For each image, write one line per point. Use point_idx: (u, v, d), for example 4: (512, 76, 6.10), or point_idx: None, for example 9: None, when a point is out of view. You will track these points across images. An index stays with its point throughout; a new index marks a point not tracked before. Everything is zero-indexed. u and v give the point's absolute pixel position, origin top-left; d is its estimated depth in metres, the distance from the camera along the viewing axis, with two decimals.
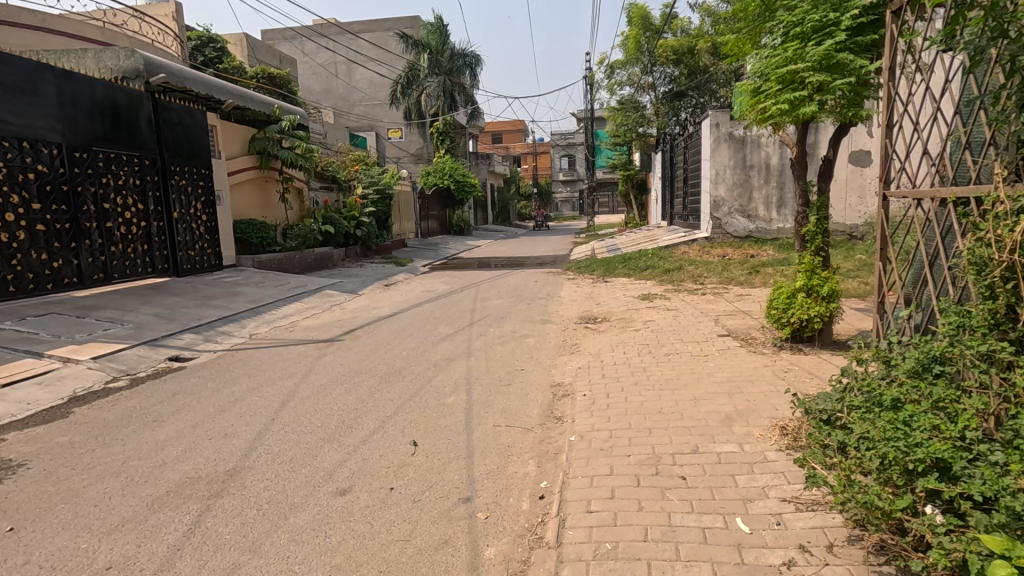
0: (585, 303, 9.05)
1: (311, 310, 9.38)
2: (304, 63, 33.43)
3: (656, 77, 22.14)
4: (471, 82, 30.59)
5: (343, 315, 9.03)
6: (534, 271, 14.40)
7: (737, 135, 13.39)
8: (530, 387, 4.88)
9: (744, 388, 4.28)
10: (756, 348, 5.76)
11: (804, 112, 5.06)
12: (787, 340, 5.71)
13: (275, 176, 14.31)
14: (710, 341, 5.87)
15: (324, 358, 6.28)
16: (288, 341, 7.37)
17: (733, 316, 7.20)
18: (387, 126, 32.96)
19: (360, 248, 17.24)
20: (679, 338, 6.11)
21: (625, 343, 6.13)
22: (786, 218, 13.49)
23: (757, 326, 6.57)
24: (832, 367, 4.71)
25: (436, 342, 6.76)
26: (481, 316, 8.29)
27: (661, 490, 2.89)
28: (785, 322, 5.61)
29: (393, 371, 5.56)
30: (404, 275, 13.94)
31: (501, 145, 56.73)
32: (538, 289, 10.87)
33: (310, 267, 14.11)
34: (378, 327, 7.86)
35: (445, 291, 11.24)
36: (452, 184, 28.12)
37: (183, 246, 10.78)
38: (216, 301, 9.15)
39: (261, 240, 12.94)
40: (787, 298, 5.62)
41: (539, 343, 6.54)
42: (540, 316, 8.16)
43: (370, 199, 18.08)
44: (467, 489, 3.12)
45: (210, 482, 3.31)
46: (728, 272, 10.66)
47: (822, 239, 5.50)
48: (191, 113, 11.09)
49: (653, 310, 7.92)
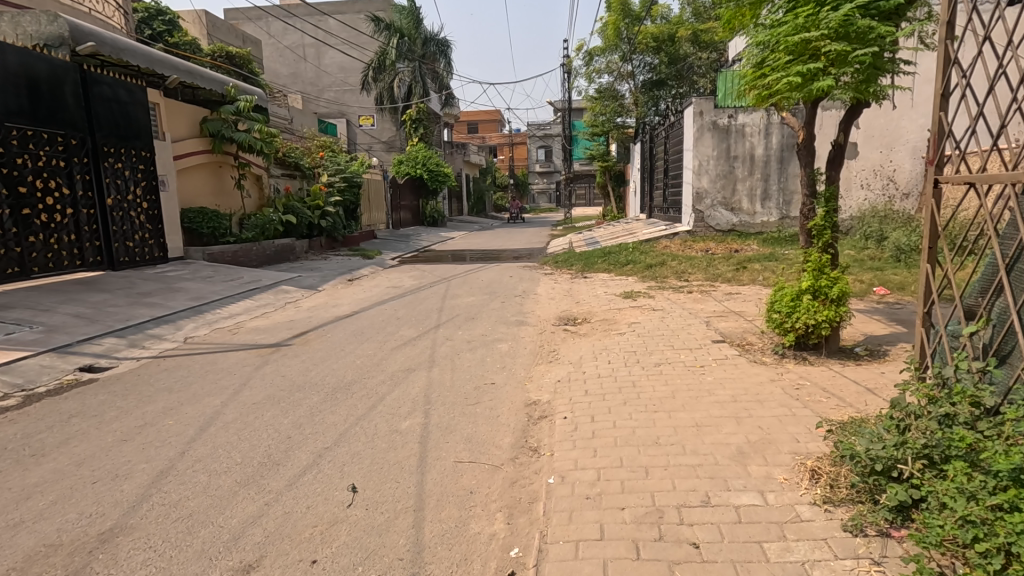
0: (563, 302, 8.33)
1: (262, 309, 8.46)
2: (269, 45, 32.00)
3: (636, 65, 21.48)
4: (446, 70, 29.51)
5: (297, 314, 8.14)
6: (510, 265, 13.66)
7: (720, 124, 12.80)
8: (501, 408, 4.13)
9: (753, 412, 3.60)
10: (756, 356, 5.13)
11: (818, 86, 4.38)
12: (791, 348, 5.09)
13: (230, 161, 13.19)
14: (705, 348, 5.23)
15: (266, 368, 5.43)
16: (228, 345, 6.49)
17: (725, 318, 6.57)
18: (358, 112, 31.72)
19: (325, 240, 16.24)
20: (670, 344, 5.43)
21: (610, 349, 5.43)
22: (771, 211, 12.97)
23: (753, 331, 5.94)
24: (848, 384, 4.10)
25: (396, 349, 5.95)
26: (450, 316, 7.51)
27: (667, 567, 2.19)
28: (789, 327, 5.00)
29: (342, 386, 4.75)
30: (370, 269, 13.06)
31: (477, 135, 55.63)
32: (513, 285, 10.13)
33: (269, 259, 13.12)
34: (333, 328, 7.03)
35: (412, 287, 10.41)
36: (426, 173, 27.19)
37: (120, 236, 9.74)
38: (152, 299, 8.15)
39: (212, 230, 11.85)
40: (792, 301, 5.03)
41: (513, 349, 5.81)
42: (515, 317, 7.41)
43: (336, 187, 17.06)
44: (412, 562, 2.38)
45: (71, 555, 2.49)
46: (713, 268, 10.08)
47: (831, 235, 4.89)
48: (128, 88, 10.02)
49: (638, 310, 7.24)
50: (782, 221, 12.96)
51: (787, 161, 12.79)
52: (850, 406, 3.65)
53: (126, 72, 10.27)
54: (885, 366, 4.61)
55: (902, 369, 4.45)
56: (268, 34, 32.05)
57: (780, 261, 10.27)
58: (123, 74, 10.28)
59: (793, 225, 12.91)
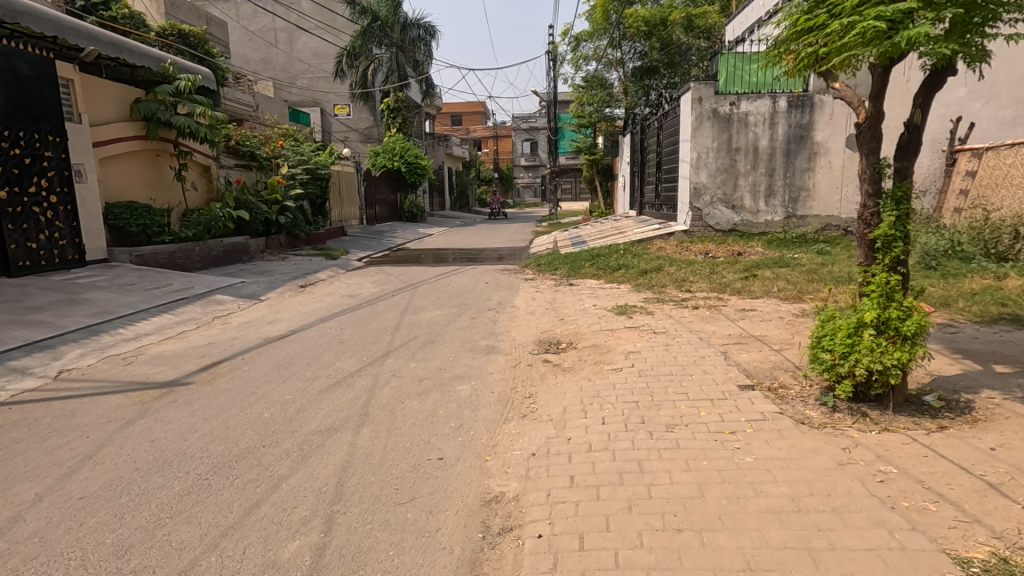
0: (545, 318, 6.97)
1: (180, 327, 6.96)
2: (238, 29, 30.06)
3: (625, 51, 20.14)
4: (426, 57, 27.88)
5: (221, 335, 6.66)
6: (488, 268, 12.27)
7: (722, 113, 11.55)
8: (444, 513, 2.77)
9: (833, 539, 2.29)
10: (796, 410, 3.84)
11: (908, 36, 3.07)
12: (846, 399, 3.81)
13: (169, 149, 11.61)
14: (729, 397, 3.94)
15: (138, 423, 3.98)
16: (112, 381, 5.01)
17: (745, 346, 5.28)
18: (333, 100, 29.95)
19: (284, 239, 14.68)
20: (683, 391, 4.09)
21: (605, 398, 4.10)
22: (776, 209, 11.69)
23: (784, 368, 4.64)
24: (957, 470, 2.80)
25: (322, 394, 4.52)
26: (405, 339, 6.13)
27: None
28: (845, 371, 3.74)
29: (225, 463, 3.32)
30: (329, 272, 11.60)
31: (460, 128, 53.88)
32: (487, 294, 8.77)
33: (214, 262, 11.62)
34: (256, 357, 5.61)
35: (372, 296, 8.99)
36: (403, 166, 25.86)
37: (18, 237, 8.26)
38: (40, 316, 6.60)
39: (144, 228, 10.30)
40: (848, 337, 3.75)
41: (477, 393, 4.41)
42: (484, 340, 6.03)
43: (297, 179, 15.44)
44: None
45: None
46: (717, 274, 8.79)
47: (901, 248, 3.63)
48: (30, 60, 8.50)
49: (637, 333, 5.89)
50: (788, 221, 11.71)
51: (794, 154, 11.48)
52: (979, 524, 2.36)
53: (42, 45, 8.96)
54: (982, 433, 3.33)
55: (1011, 442, 3.18)
56: (236, 17, 30.03)
57: (792, 267, 9.04)
58: (39, 48, 8.96)
59: (799, 225, 11.67)
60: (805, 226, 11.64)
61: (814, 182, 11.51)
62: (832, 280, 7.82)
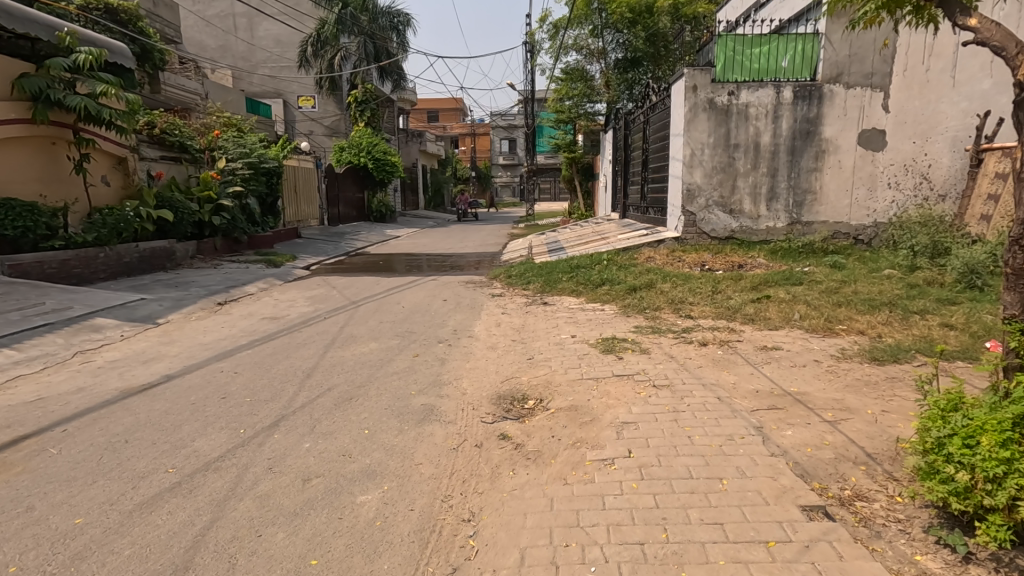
0: (508, 357, 5.35)
1: (16, 371, 5.13)
2: (192, 14, 27.55)
3: (608, 41, 18.85)
4: (400, 48, 26.02)
5: (67, 383, 4.87)
6: (451, 279, 10.62)
7: (719, 103, 10.09)
8: None
9: None
10: (906, 563, 2.29)
11: None
12: (996, 550, 2.24)
13: (68, 136, 9.73)
14: (791, 538, 2.40)
15: None
16: None
17: (786, 414, 3.71)
18: (297, 92, 27.85)
19: (221, 242, 12.78)
20: (715, 522, 2.52)
21: (588, 533, 2.50)
22: (778, 215, 10.28)
23: (853, 459, 3.09)
24: None
25: (140, 511, 2.82)
26: (314, 394, 4.44)
27: None
28: (997, 508, 2.18)
29: None
30: (261, 285, 9.80)
31: (437, 126, 52.12)
32: (440, 318, 7.11)
33: (121, 271, 9.74)
34: (84, 430, 3.84)
35: (299, 319, 7.25)
36: (370, 162, 24.10)
37: None
38: None
39: (25, 230, 8.43)
40: (1002, 447, 2.20)
41: (385, 515, 2.76)
42: (420, 397, 4.36)
43: (237, 175, 13.52)
44: None
45: None
46: (721, 294, 7.27)
47: None
48: None
49: (631, 387, 4.29)
50: (792, 228, 10.30)
51: (800, 152, 10.06)
52: None
53: None
54: None
55: None
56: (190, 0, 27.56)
57: (807, 285, 7.59)
58: None
59: (805, 232, 10.27)
60: (811, 233, 10.25)
61: (821, 184, 10.11)
62: (865, 305, 6.34)
